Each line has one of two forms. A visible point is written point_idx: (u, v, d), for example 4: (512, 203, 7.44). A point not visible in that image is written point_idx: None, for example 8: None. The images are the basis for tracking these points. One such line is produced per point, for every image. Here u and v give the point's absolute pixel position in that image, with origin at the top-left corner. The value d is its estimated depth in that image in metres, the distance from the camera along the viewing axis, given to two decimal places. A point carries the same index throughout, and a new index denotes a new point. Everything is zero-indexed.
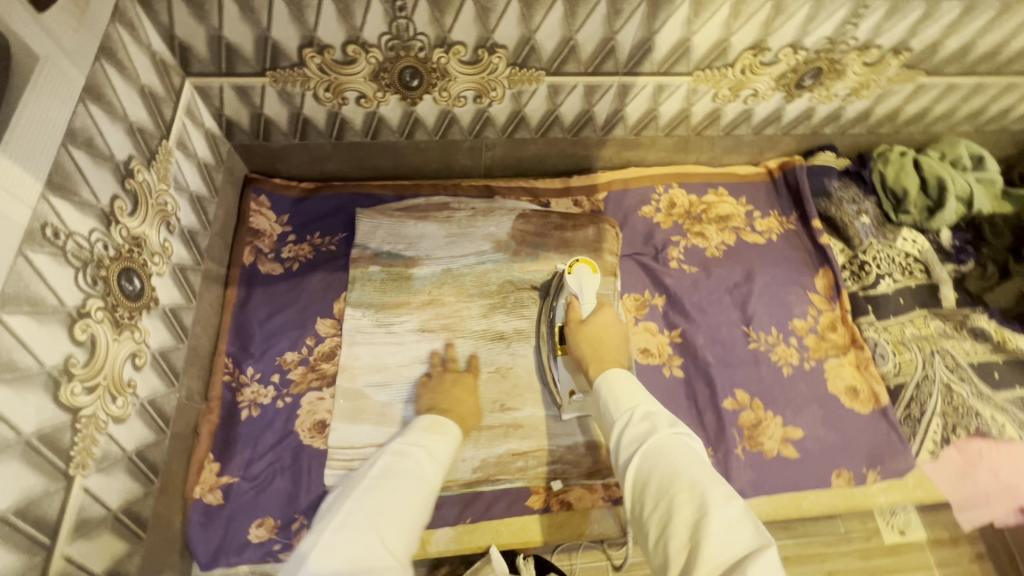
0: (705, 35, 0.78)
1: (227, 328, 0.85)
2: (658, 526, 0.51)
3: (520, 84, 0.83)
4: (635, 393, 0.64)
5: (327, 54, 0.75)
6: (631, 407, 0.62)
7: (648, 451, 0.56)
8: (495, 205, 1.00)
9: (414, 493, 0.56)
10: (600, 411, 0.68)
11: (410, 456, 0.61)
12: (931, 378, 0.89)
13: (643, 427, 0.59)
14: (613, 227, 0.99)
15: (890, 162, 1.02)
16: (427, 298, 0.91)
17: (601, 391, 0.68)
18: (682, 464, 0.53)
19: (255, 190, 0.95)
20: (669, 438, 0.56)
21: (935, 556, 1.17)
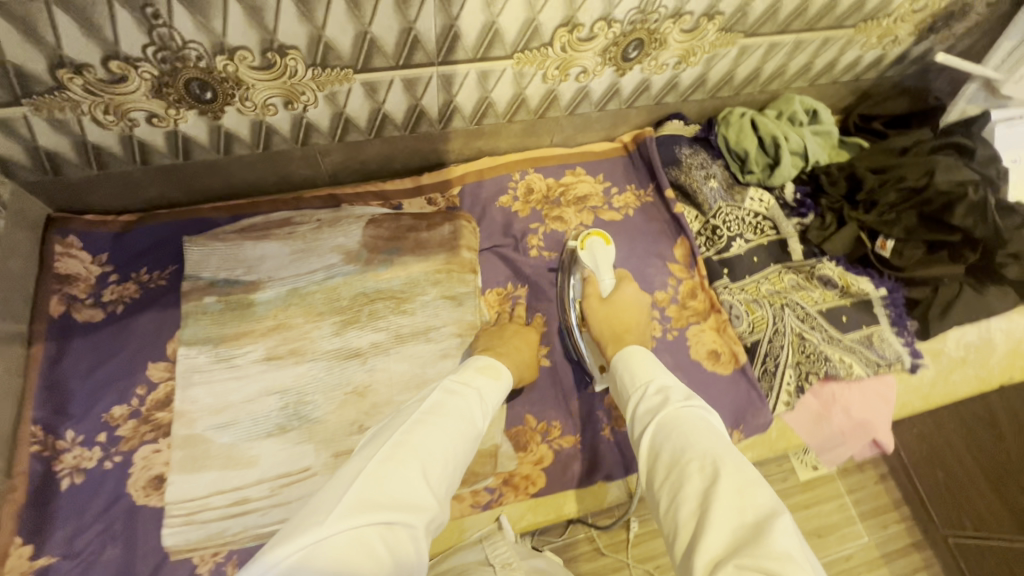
0: (510, 16, 0.75)
1: (34, 392, 0.76)
2: (668, 498, 0.49)
3: (331, 85, 0.78)
4: (651, 368, 0.64)
5: (88, 74, 0.66)
6: (646, 381, 0.62)
7: (663, 423, 0.55)
8: (341, 214, 0.95)
9: (462, 434, 0.56)
10: (615, 384, 0.68)
11: (461, 397, 0.60)
12: (782, 332, 0.92)
13: (657, 400, 0.59)
14: (469, 222, 0.96)
15: (731, 125, 1.04)
16: (273, 323, 0.85)
17: (617, 365, 0.69)
18: (692, 434, 0.52)
19: (61, 231, 0.85)
20: (681, 409, 0.56)
21: (845, 484, 1.21)
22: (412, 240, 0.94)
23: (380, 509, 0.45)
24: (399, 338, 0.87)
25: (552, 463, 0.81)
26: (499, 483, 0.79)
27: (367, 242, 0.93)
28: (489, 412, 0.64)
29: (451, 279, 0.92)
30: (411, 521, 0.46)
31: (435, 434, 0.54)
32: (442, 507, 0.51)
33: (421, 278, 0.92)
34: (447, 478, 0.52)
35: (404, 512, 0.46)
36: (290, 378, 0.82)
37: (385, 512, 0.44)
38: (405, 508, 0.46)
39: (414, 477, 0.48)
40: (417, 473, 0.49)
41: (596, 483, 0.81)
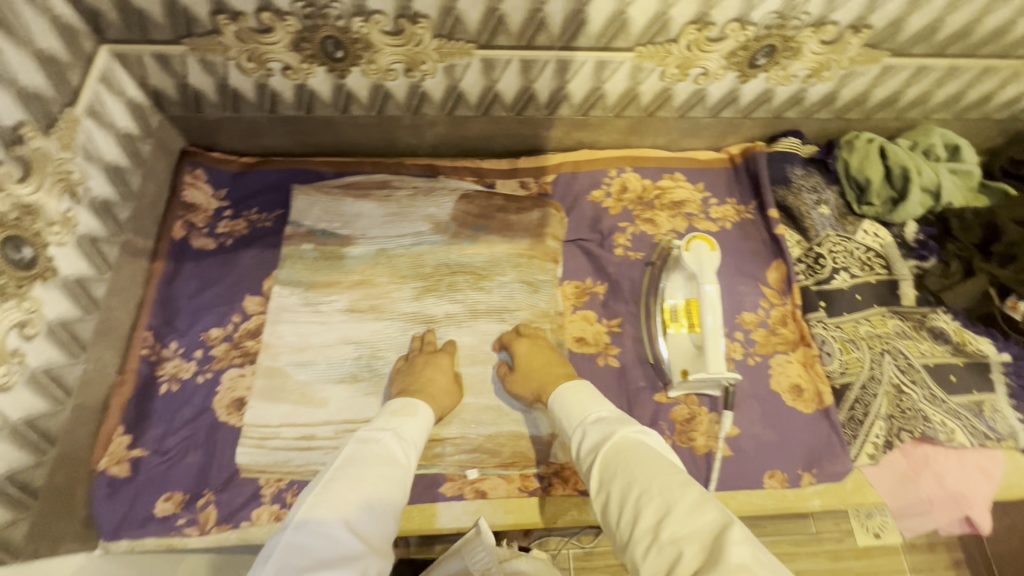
0: (641, 6, 0.73)
1: (150, 302, 0.84)
2: (624, 527, 0.51)
3: (451, 58, 0.79)
4: (585, 404, 0.67)
5: (242, 22, 0.72)
6: (588, 416, 0.65)
7: (608, 462, 0.57)
8: (437, 184, 0.97)
9: (387, 477, 0.56)
10: (556, 423, 0.71)
11: (384, 436, 0.61)
12: (878, 379, 0.84)
13: (597, 435, 0.61)
14: (558, 211, 0.96)
15: (856, 150, 0.95)
16: (360, 278, 0.90)
17: (555, 405, 0.71)
18: (639, 461, 0.54)
19: (192, 163, 0.94)
20: (626, 437, 0.58)
21: (909, 560, 1.09)
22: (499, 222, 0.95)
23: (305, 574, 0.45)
24: (473, 313, 0.89)
25: None
26: (550, 472, 0.79)
27: (457, 214, 0.95)
28: (417, 450, 0.65)
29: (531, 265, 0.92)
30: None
31: (357, 483, 0.54)
32: (381, 556, 0.51)
33: (502, 258, 0.92)
34: (380, 525, 0.53)
35: (333, 571, 0.46)
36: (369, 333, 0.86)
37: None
38: (334, 568, 0.46)
39: (340, 533, 0.49)
40: (343, 530, 0.49)
41: None
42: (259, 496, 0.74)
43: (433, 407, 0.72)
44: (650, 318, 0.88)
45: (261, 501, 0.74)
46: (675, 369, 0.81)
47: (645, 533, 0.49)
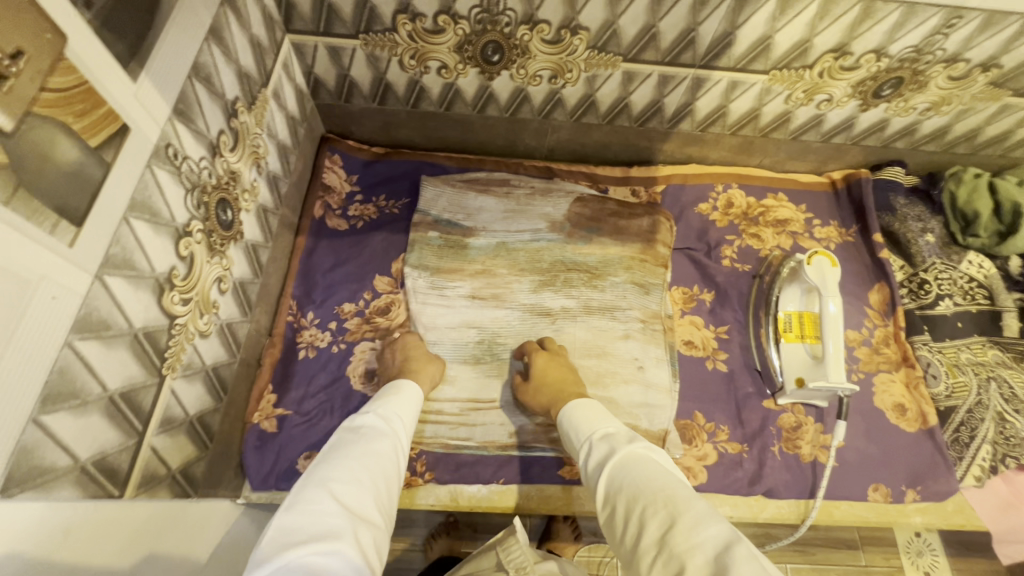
0: (789, 32, 0.78)
1: (294, 273, 0.90)
2: (632, 539, 0.49)
3: (597, 68, 0.85)
4: (589, 421, 0.65)
5: (418, 23, 0.78)
6: (593, 432, 0.63)
7: (611, 478, 0.55)
8: (554, 186, 1.01)
9: (371, 456, 0.55)
10: (565, 441, 0.69)
11: (372, 421, 0.61)
12: (984, 405, 0.86)
13: (603, 449, 0.59)
14: (668, 220, 0.99)
15: (963, 183, 0.99)
16: (481, 267, 0.94)
17: (563, 422, 0.69)
18: (644, 475, 0.53)
19: (331, 149, 1.00)
20: (632, 453, 0.57)
21: None
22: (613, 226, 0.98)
23: (293, 546, 0.42)
24: (588, 308, 0.91)
25: (716, 463, 0.82)
26: None
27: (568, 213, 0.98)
28: (407, 437, 0.64)
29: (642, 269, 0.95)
30: (336, 547, 0.43)
31: (343, 461, 0.52)
32: (372, 528, 0.49)
33: (614, 260, 0.95)
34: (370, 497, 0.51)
35: (320, 540, 0.43)
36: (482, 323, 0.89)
37: (299, 548, 0.42)
38: (321, 536, 0.44)
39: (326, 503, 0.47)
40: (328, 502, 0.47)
41: (755, 495, 0.81)
42: None
43: (421, 391, 0.72)
44: (758, 328, 0.92)
45: None
46: (790, 377, 0.85)
47: (651, 548, 0.47)
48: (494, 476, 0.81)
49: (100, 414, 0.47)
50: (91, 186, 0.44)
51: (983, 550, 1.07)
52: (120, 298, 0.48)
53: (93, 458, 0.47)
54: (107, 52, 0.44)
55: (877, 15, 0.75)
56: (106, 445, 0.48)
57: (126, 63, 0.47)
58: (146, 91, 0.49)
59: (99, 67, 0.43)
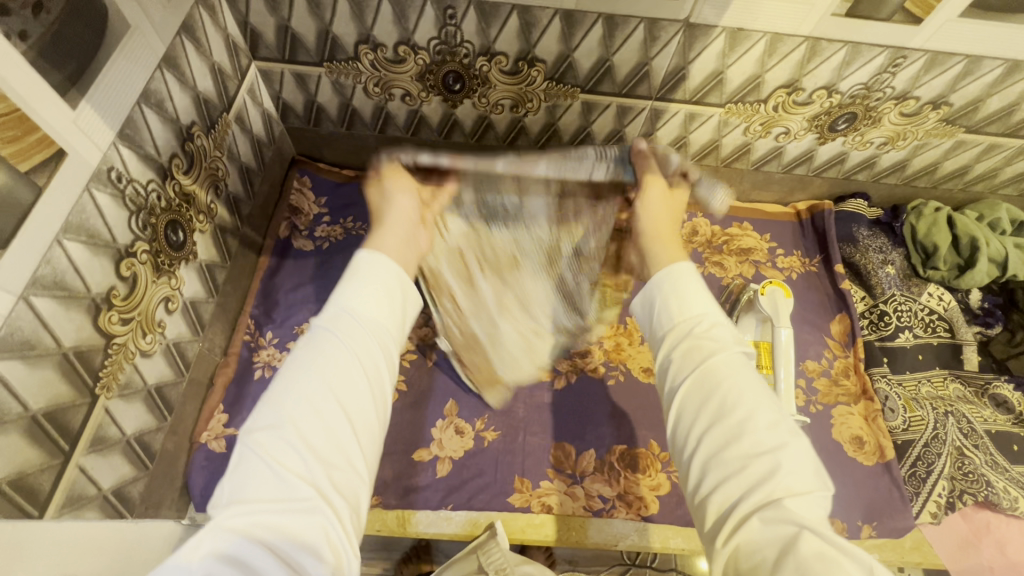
0: (739, 68, 0.80)
1: (255, 293, 0.91)
2: (704, 443, 0.43)
3: (556, 99, 0.87)
4: (685, 300, 0.50)
5: (379, 52, 0.80)
6: (693, 314, 0.49)
7: (709, 365, 0.45)
8: None
9: (345, 379, 0.43)
10: (643, 298, 0.53)
11: (335, 321, 0.46)
12: (942, 439, 0.86)
13: (700, 343, 0.47)
14: None
15: (923, 217, 1.00)
16: None
17: (655, 281, 0.53)
18: (744, 390, 0.43)
19: (300, 172, 1.02)
20: (737, 357, 0.46)
21: None
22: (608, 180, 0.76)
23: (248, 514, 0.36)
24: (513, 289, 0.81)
25: (669, 493, 0.81)
26: (615, 496, 0.81)
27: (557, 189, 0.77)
28: (390, 337, 0.48)
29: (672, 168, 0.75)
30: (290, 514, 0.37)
31: (295, 381, 0.42)
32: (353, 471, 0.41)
33: None
34: (328, 425, 0.40)
35: (282, 510, 0.37)
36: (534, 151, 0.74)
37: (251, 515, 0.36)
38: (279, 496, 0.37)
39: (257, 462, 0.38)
40: (257, 455, 0.39)
41: None
42: None
43: (397, 268, 0.52)
44: None
45: None
46: None
47: (732, 458, 0.41)
48: (443, 502, 0.80)
49: (20, 434, 0.47)
50: (20, 211, 0.45)
51: None
52: (48, 318, 0.49)
53: (9, 478, 0.46)
54: (45, 82, 0.46)
55: (824, 53, 0.77)
56: (25, 464, 0.48)
57: (66, 92, 0.48)
58: (87, 119, 0.51)
59: (35, 97, 0.45)
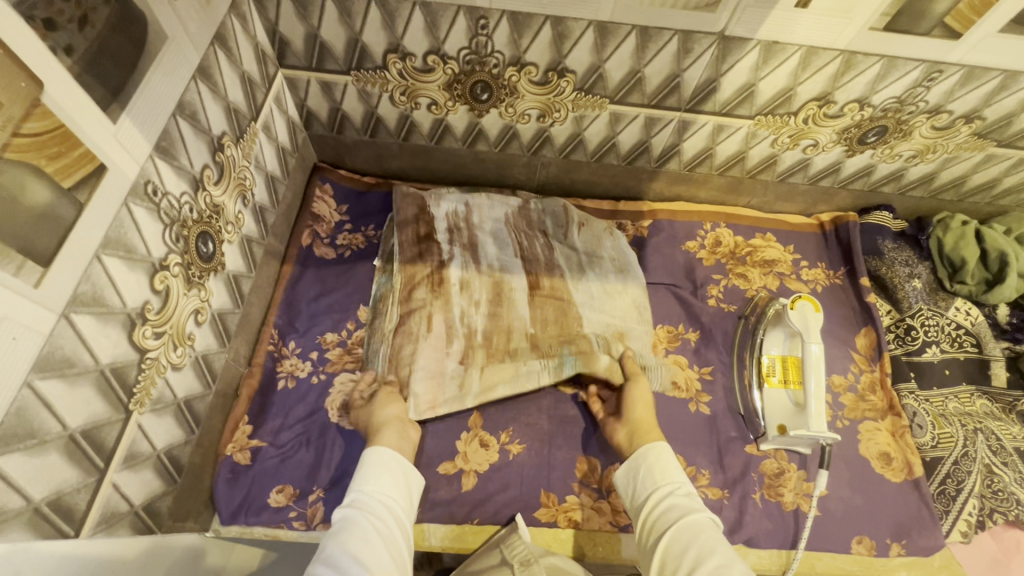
0: (772, 81, 0.79)
1: (278, 301, 0.90)
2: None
3: (584, 109, 0.86)
4: (662, 472, 0.70)
5: (408, 62, 0.80)
6: (673, 485, 0.69)
7: (682, 529, 0.62)
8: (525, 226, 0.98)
9: (382, 534, 0.61)
10: (629, 483, 0.73)
11: (359, 510, 0.63)
12: (971, 457, 0.85)
13: (680, 505, 0.66)
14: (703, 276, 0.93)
15: (950, 230, 0.99)
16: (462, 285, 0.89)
17: (641, 459, 0.73)
18: (709, 542, 0.60)
19: (321, 179, 1.00)
20: (702, 519, 0.64)
21: None
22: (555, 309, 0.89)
23: None
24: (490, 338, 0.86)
25: None
26: None
27: (511, 226, 0.98)
28: (402, 512, 0.66)
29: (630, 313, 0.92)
30: None
31: (349, 542, 0.58)
32: None
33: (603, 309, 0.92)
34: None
35: None
36: (511, 256, 0.93)
37: None
38: None
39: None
40: None
41: (735, 545, 0.79)
42: None
43: (403, 458, 0.71)
44: (743, 371, 0.91)
45: None
46: (771, 423, 0.83)
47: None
48: (467, 516, 0.79)
49: (59, 453, 0.46)
50: (62, 226, 0.44)
51: None
52: (86, 335, 0.48)
53: (47, 498, 0.46)
54: (88, 96, 0.45)
55: (859, 67, 0.76)
56: (63, 484, 0.47)
57: (108, 105, 0.48)
58: (126, 132, 0.50)
59: (78, 112, 0.44)
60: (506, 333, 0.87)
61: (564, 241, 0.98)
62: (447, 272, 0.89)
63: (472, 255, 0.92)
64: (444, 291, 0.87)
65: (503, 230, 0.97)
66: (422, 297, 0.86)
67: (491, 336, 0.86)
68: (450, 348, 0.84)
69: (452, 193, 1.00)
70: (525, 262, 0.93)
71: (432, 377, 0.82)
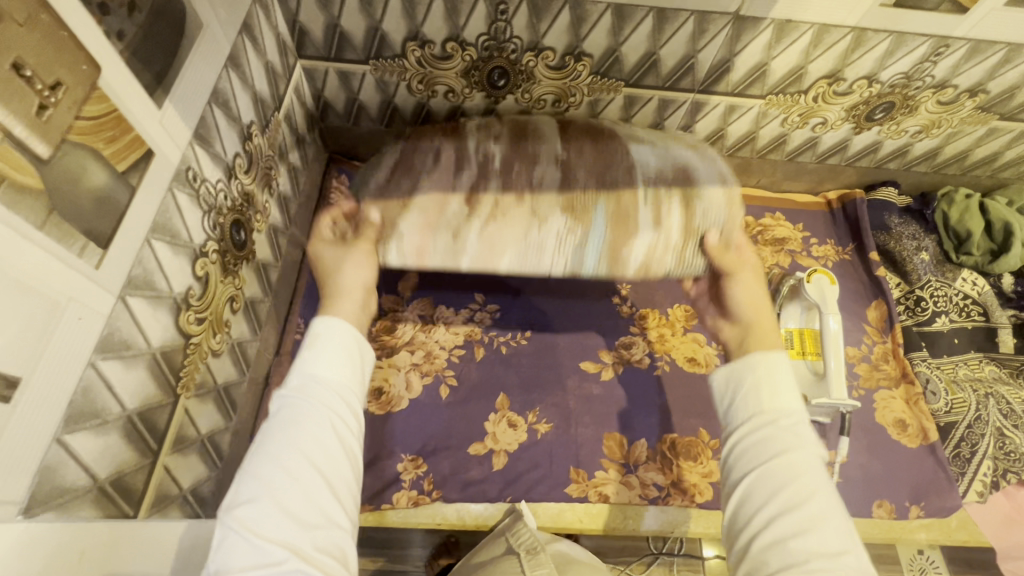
0: (784, 59, 0.81)
1: (303, 292, 0.90)
2: (770, 525, 0.49)
3: (599, 93, 0.87)
4: (779, 387, 0.56)
5: (427, 49, 0.81)
6: (775, 416, 0.54)
7: (781, 420, 0.54)
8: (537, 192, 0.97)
9: (321, 409, 0.49)
10: (734, 367, 0.59)
11: (302, 399, 0.50)
12: (983, 421, 0.88)
13: (770, 447, 0.52)
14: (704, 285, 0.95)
15: (954, 204, 1.02)
16: None
17: (743, 365, 0.58)
18: (797, 499, 0.49)
19: (338, 170, 1.01)
20: (801, 468, 0.51)
21: None
22: (592, 141, 0.72)
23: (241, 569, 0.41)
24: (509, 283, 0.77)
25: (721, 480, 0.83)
26: (669, 484, 0.82)
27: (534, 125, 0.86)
28: (353, 390, 0.53)
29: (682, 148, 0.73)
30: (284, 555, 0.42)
31: (280, 444, 0.47)
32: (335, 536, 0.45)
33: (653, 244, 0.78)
34: (306, 489, 0.45)
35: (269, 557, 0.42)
36: None
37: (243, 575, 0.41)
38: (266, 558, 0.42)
39: (244, 537, 0.42)
40: (242, 535, 0.43)
41: None
42: (399, 480, 0.79)
43: (354, 332, 0.55)
44: None
45: (401, 486, 0.79)
46: None
47: (793, 554, 0.46)
48: (500, 494, 0.80)
49: (119, 434, 0.47)
50: (118, 210, 0.45)
51: (977, 567, 1.15)
52: (140, 319, 0.49)
53: (110, 477, 0.47)
54: (138, 83, 0.46)
55: (869, 43, 0.78)
56: (123, 463, 0.48)
57: (153, 90, 0.48)
58: (170, 118, 0.51)
59: (130, 97, 0.45)
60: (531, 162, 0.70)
61: None
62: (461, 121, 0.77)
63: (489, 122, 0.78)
64: (458, 131, 0.74)
65: None
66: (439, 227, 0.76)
67: (512, 164, 0.69)
68: (459, 178, 0.68)
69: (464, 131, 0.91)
70: None
71: (426, 255, 0.68)
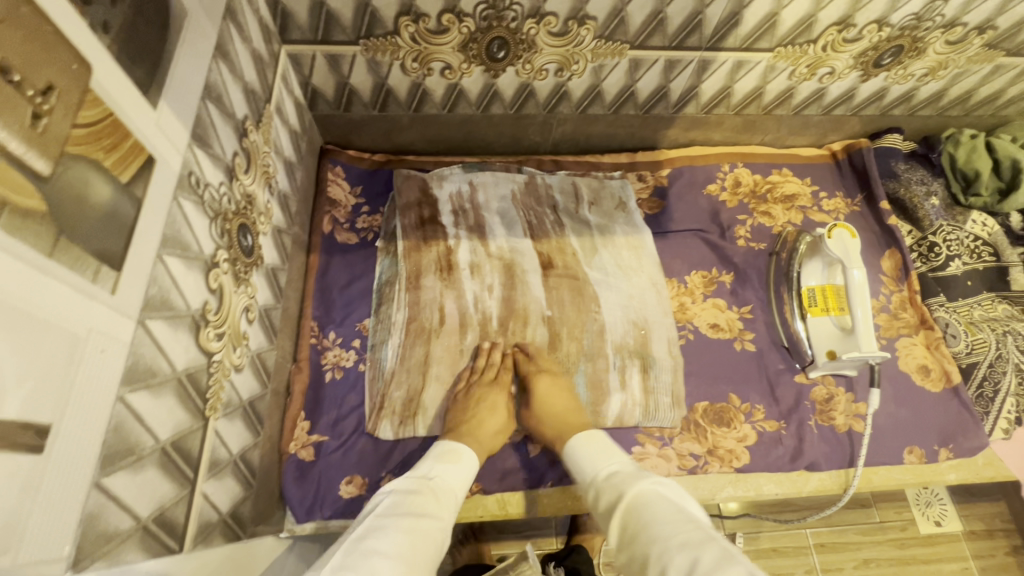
0: (794, 9, 0.78)
1: (311, 293, 0.86)
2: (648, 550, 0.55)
3: (603, 58, 0.83)
4: (597, 454, 0.69)
5: (421, 24, 0.75)
6: (601, 472, 0.67)
7: (613, 479, 0.65)
8: (530, 196, 0.96)
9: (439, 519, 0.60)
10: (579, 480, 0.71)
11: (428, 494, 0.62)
12: (1004, 358, 0.89)
13: (612, 493, 0.64)
14: (703, 273, 0.96)
15: (960, 145, 1.02)
16: (471, 266, 0.87)
17: (574, 458, 0.72)
18: (647, 517, 0.58)
19: (331, 161, 0.96)
20: (638, 494, 0.61)
21: (971, 547, 1.15)
22: (571, 292, 0.87)
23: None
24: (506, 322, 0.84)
25: (756, 443, 0.83)
26: (706, 453, 0.82)
27: (519, 203, 0.95)
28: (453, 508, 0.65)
29: (647, 291, 0.89)
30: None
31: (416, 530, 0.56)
32: None
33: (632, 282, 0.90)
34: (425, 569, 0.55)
35: None
36: (520, 235, 0.91)
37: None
38: None
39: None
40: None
41: (797, 470, 0.82)
42: None
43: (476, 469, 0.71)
44: (781, 304, 0.93)
45: None
46: (820, 351, 0.85)
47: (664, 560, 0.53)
48: (540, 480, 0.79)
49: (156, 467, 0.44)
50: (127, 226, 0.40)
51: (984, 496, 1.20)
52: (162, 342, 0.45)
53: (153, 515, 0.43)
54: (129, 80, 0.41)
55: None
56: (162, 499, 0.45)
57: (146, 89, 0.43)
58: (166, 119, 0.46)
59: (124, 97, 0.40)
60: (523, 317, 0.85)
61: (575, 215, 0.96)
62: (455, 256, 0.88)
63: (480, 238, 0.90)
64: (455, 279, 0.86)
65: (510, 208, 0.94)
66: (432, 284, 0.84)
67: (508, 324, 0.84)
68: (465, 337, 0.82)
69: (454, 172, 0.97)
70: (534, 239, 0.91)
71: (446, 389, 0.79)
